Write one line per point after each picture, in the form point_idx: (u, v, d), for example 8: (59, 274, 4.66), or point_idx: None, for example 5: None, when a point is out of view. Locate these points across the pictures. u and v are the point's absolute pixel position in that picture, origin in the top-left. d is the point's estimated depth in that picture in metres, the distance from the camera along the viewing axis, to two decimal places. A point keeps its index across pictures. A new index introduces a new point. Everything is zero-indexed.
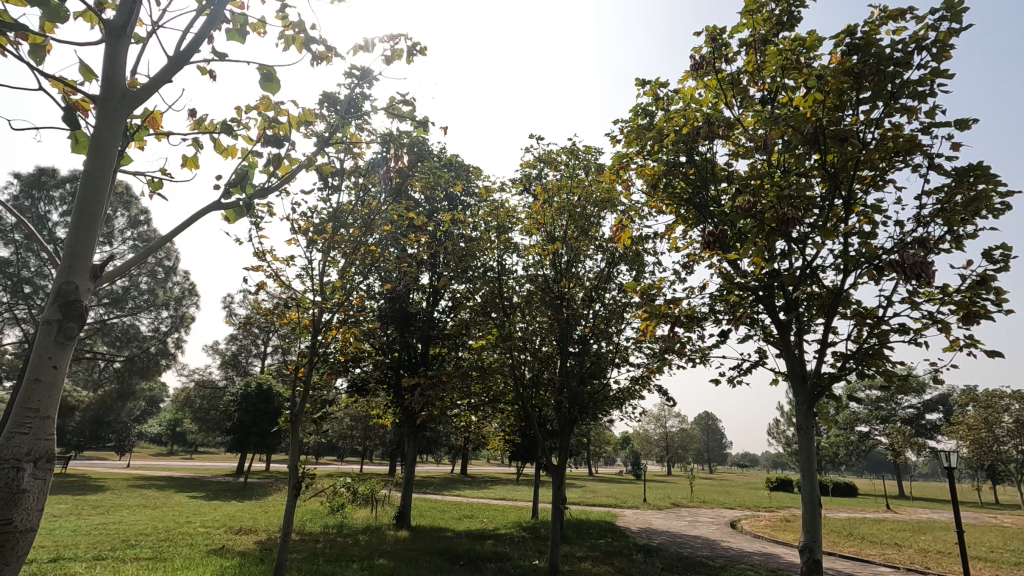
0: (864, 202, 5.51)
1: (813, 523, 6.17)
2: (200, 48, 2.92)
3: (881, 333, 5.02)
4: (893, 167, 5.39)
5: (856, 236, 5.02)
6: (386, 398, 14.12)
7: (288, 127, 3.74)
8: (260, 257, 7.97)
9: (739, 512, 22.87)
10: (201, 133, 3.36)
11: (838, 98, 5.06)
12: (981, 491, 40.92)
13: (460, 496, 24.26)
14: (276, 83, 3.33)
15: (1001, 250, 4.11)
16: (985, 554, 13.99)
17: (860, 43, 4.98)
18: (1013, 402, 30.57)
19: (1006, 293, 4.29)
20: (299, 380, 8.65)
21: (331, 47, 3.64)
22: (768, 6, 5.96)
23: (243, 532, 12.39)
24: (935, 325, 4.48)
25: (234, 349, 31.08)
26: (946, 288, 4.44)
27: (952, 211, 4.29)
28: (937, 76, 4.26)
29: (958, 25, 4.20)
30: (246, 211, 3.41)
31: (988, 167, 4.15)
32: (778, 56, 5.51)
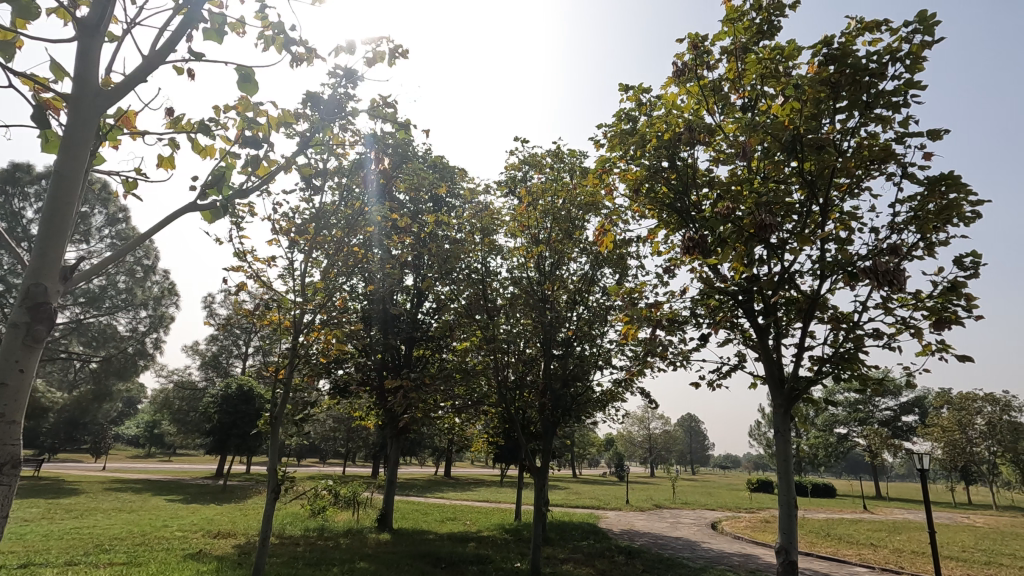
0: (841, 209, 5.63)
1: (789, 525, 6.26)
2: (176, 47, 2.89)
3: (856, 338, 5.12)
4: (869, 175, 5.51)
5: (832, 242, 5.13)
6: (369, 400, 14.04)
7: (268, 128, 3.70)
8: (241, 257, 7.88)
9: (719, 513, 23.11)
10: (177, 134, 3.31)
11: (815, 107, 5.17)
12: (954, 491, 41.92)
13: (443, 499, 24.16)
14: (253, 84, 3.25)
15: (971, 258, 4.21)
16: (957, 554, 14.34)
17: (837, 54, 5.08)
18: (986, 405, 31.33)
19: (976, 300, 4.39)
20: (280, 382, 8.55)
21: (311, 49, 3.57)
22: (748, 15, 6.06)
23: (221, 535, 12.22)
24: (908, 330, 4.59)
25: (215, 349, 30.65)
26: (919, 294, 4.54)
27: (925, 219, 4.40)
28: (911, 87, 4.37)
29: (931, 37, 4.32)
30: (224, 213, 3.37)
31: (959, 177, 4.25)
32: (757, 65, 5.62)
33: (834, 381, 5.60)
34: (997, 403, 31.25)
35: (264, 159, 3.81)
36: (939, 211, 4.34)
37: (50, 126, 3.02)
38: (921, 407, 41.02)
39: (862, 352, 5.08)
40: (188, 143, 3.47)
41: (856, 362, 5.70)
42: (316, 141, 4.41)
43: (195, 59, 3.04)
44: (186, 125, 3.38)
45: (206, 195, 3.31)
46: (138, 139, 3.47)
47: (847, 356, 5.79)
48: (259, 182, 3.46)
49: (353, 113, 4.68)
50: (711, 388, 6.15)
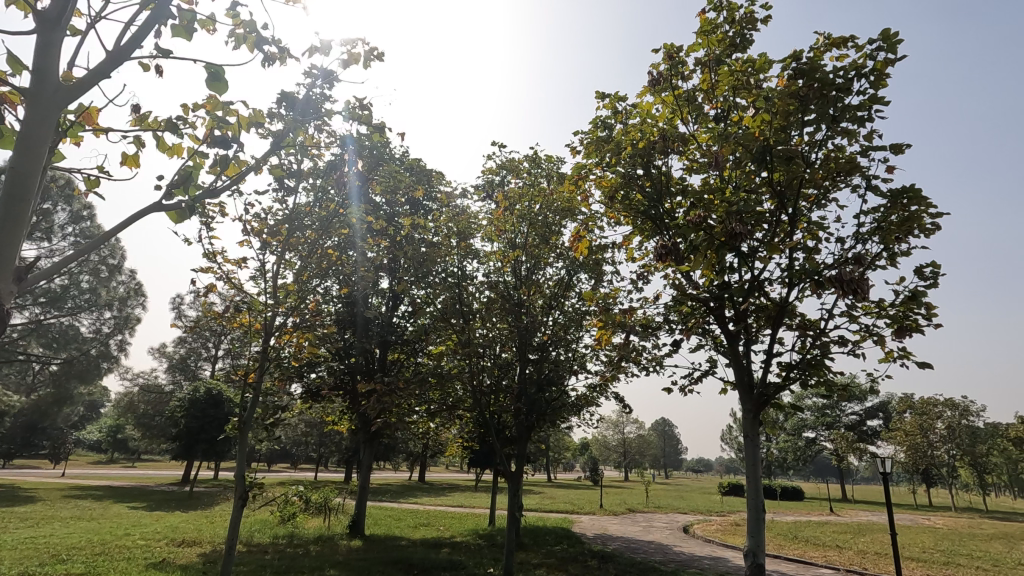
0: (809, 218, 5.78)
1: (757, 528, 6.36)
2: (142, 44, 2.80)
3: (824, 345, 5.24)
4: (835, 186, 5.67)
5: (800, 251, 5.26)
6: (342, 404, 13.83)
7: (238, 127, 3.63)
8: (210, 258, 7.71)
9: (691, 517, 23.40)
10: (142, 131, 3.21)
11: (785, 119, 5.31)
12: (916, 494, 43.20)
13: (417, 504, 23.92)
14: (223, 84, 3.17)
15: (932, 268, 4.35)
16: (918, 555, 14.76)
17: (805, 68, 5.23)
18: (945, 409, 32.40)
19: (936, 309, 4.54)
20: (249, 385, 8.35)
21: (284, 49, 3.50)
22: (722, 28, 6.19)
23: (186, 544, 11.88)
24: (871, 338, 4.72)
25: (183, 352, 29.90)
26: (883, 302, 4.68)
27: (888, 230, 4.54)
28: (875, 103, 4.52)
29: (894, 55, 4.47)
30: (191, 214, 3.28)
31: (920, 190, 4.41)
32: (729, 77, 5.76)
33: (802, 387, 5.73)
34: (956, 407, 32.33)
35: (233, 160, 3.73)
36: (901, 222, 4.49)
37: (4, 121, 2.90)
38: (886, 412, 42.17)
39: (828, 358, 5.21)
40: (153, 140, 3.37)
41: (822, 368, 5.84)
42: (289, 142, 4.35)
43: (163, 55, 2.96)
44: (152, 123, 3.29)
45: (171, 195, 3.23)
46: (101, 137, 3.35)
47: (814, 362, 5.94)
48: (228, 182, 3.38)
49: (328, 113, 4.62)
50: (683, 393, 6.23)
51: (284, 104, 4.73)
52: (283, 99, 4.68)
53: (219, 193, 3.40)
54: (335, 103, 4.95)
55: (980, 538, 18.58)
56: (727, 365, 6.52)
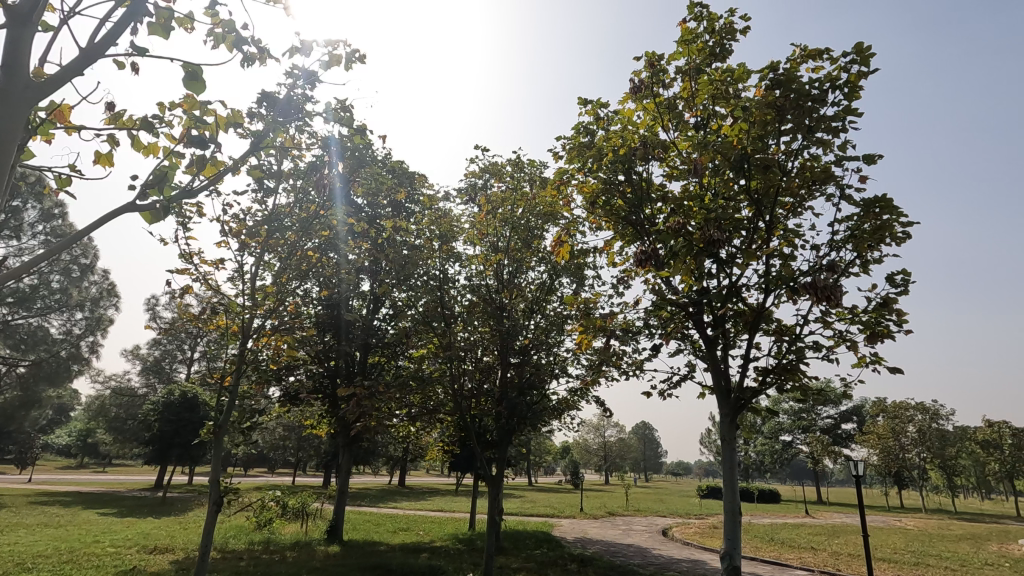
0: (785, 226, 5.91)
1: (734, 531, 6.44)
2: (117, 41, 2.76)
3: (799, 350, 5.36)
4: (811, 195, 5.81)
5: (777, 258, 5.37)
6: (321, 407, 13.67)
7: (216, 127, 3.59)
8: (187, 259, 7.58)
9: (670, 520, 23.62)
10: (116, 130, 3.16)
11: (762, 128, 5.44)
12: (888, 496, 44.16)
13: (396, 509, 23.72)
14: (202, 83, 3.12)
15: (903, 275, 4.47)
16: (889, 555, 15.11)
17: (782, 79, 5.35)
18: (916, 413, 33.20)
19: (907, 316, 4.67)
20: (226, 389, 8.22)
21: (264, 49, 3.47)
22: (702, 37, 6.30)
23: (158, 551, 11.62)
24: (845, 344, 4.83)
25: (157, 354, 29.28)
26: (855, 309, 4.79)
27: (861, 238, 4.66)
28: (849, 114, 4.65)
29: (866, 68, 4.61)
30: (166, 215, 3.23)
31: (891, 200, 4.54)
32: (709, 86, 5.87)
33: (778, 391, 5.84)
34: (927, 411, 33.21)
35: (210, 160, 3.69)
36: (873, 230, 4.61)
37: None
38: (859, 415, 43.08)
39: (803, 363, 5.32)
40: (127, 139, 3.32)
41: (797, 372, 5.97)
42: (269, 142, 4.31)
43: (138, 53, 2.92)
44: (127, 121, 3.24)
45: (146, 195, 3.19)
46: (73, 135, 3.28)
47: (789, 367, 6.06)
48: (206, 183, 3.34)
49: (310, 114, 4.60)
50: (663, 397, 6.30)
51: (265, 104, 4.68)
52: (263, 99, 4.63)
53: (196, 193, 3.36)
54: (316, 104, 4.92)
55: (948, 539, 19.08)
56: (705, 369, 6.62)
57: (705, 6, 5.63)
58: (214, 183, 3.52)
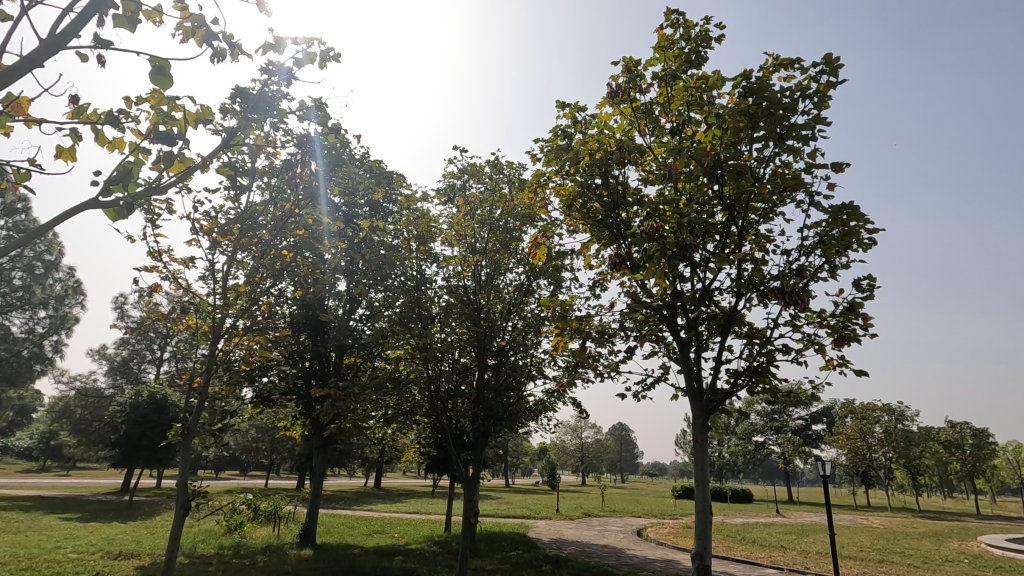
0: (757, 231, 6.03)
1: (705, 532, 6.52)
2: (79, 33, 2.69)
3: (769, 353, 5.48)
4: (782, 201, 5.93)
5: (747, 262, 5.48)
6: (295, 409, 13.45)
7: (185, 124, 3.53)
8: (155, 256, 7.40)
9: (644, 520, 23.90)
10: (79, 123, 3.06)
11: (734, 135, 5.54)
12: (856, 495, 45.29)
13: (371, 511, 23.50)
14: (169, 78, 3.04)
15: (868, 281, 4.61)
16: (856, 553, 15.49)
17: (755, 87, 5.47)
18: (883, 414, 34.12)
19: (872, 320, 4.81)
20: (195, 390, 8.02)
21: (235, 45, 3.40)
22: (678, 44, 6.40)
23: (123, 556, 11.31)
24: (813, 347, 4.96)
25: (125, 354, 28.53)
26: (824, 312, 4.91)
27: (829, 244, 4.79)
28: (818, 123, 4.77)
29: (835, 78, 4.74)
30: (129, 212, 3.15)
31: (858, 207, 4.67)
32: (684, 92, 5.97)
33: (749, 393, 5.96)
34: (892, 412, 34.15)
35: (179, 157, 3.61)
36: (842, 236, 4.73)
37: None
38: (829, 416, 44.14)
39: (773, 365, 5.43)
40: (91, 133, 3.22)
41: (767, 374, 6.09)
42: (240, 140, 4.24)
43: (101, 46, 2.83)
44: (91, 115, 3.15)
45: (108, 191, 3.13)
46: (32, 127, 3.16)
47: (760, 368, 6.18)
48: (173, 180, 3.27)
49: (284, 113, 4.54)
50: (636, 399, 6.38)
51: (238, 99, 4.60)
52: (236, 94, 4.55)
53: (163, 190, 3.30)
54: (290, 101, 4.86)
55: (911, 536, 19.66)
56: (679, 371, 6.71)
57: (681, 13, 5.71)
58: (183, 180, 3.45)
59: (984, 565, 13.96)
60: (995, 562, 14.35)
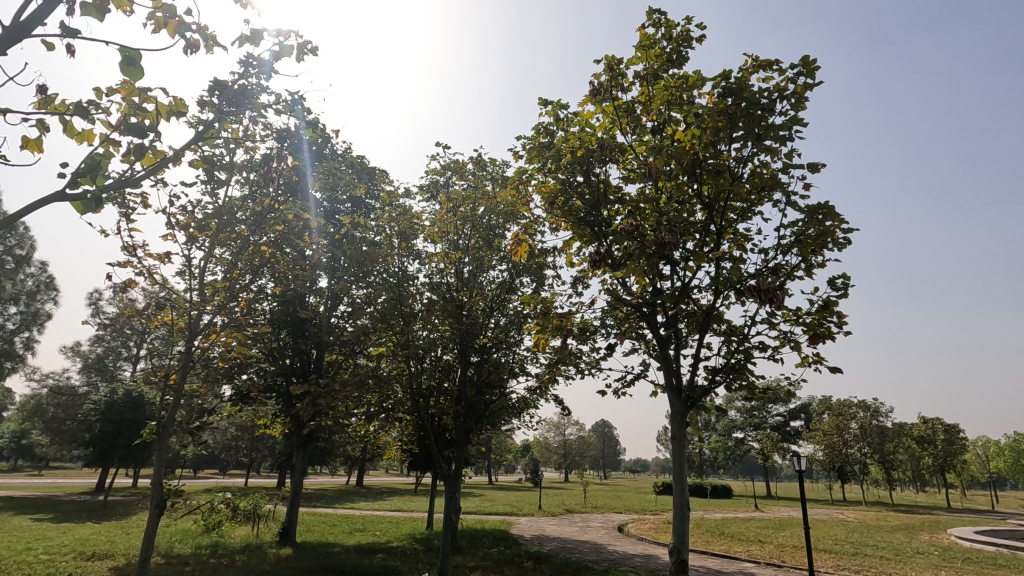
0: (735, 230, 6.11)
1: (682, 527, 6.60)
2: (43, 22, 2.63)
3: (746, 350, 5.57)
4: (760, 201, 6.03)
5: (726, 260, 5.56)
6: (275, 406, 13.31)
7: (157, 116, 3.47)
8: (129, 252, 7.23)
9: (625, 516, 24.13)
10: (46, 113, 2.98)
11: (713, 135, 5.62)
12: (832, 488, 46.22)
13: (353, 509, 23.37)
14: (139, 69, 2.97)
15: (843, 279, 4.70)
16: (831, 546, 15.82)
17: (734, 87, 5.54)
18: (859, 410, 34.88)
19: (846, 318, 4.92)
20: (170, 387, 7.85)
21: (210, 37, 3.34)
22: (660, 43, 6.45)
23: (97, 557, 11.11)
24: (789, 344, 5.05)
25: (100, 351, 27.94)
26: (799, 310, 5.01)
27: (805, 243, 4.87)
28: (795, 124, 4.85)
29: (812, 80, 4.82)
30: (94, 206, 3.10)
31: (833, 207, 4.76)
32: (664, 92, 6.02)
33: (726, 390, 6.05)
34: (868, 409, 34.97)
35: (150, 150, 3.55)
36: (817, 236, 4.81)
37: None
38: (807, 413, 44.94)
39: (750, 362, 5.51)
40: (59, 124, 3.14)
41: (745, 371, 6.20)
42: (215, 132, 4.17)
43: (69, 35, 2.77)
44: (59, 105, 3.08)
45: (76, 184, 3.07)
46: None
47: (737, 366, 6.28)
48: (143, 173, 3.20)
49: (262, 106, 4.47)
50: (617, 395, 6.44)
51: (216, 91, 4.51)
52: (214, 86, 4.46)
53: (134, 185, 3.24)
54: (270, 93, 4.78)
55: (884, 529, 20.15)
56: (658, 368, 6.78)
57: (662, 13, 5.77)
58: (154, 174, 3.38)
59: (954, 557, 14.30)
60: (963, 554, 14.75)
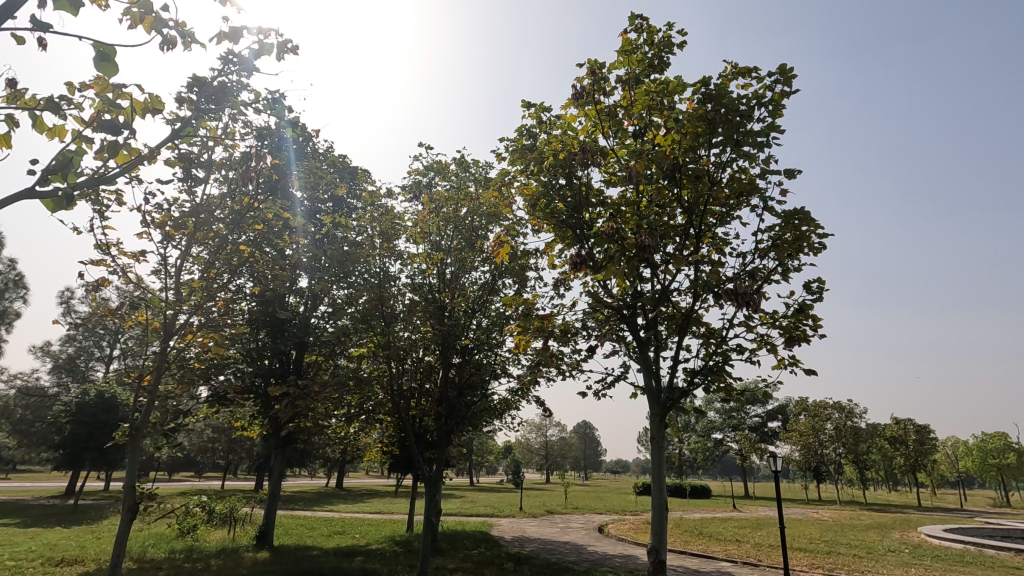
0: (713, 234, 6.22)
1: (660, 527, 6.68)
2: (13, 15, 2.59)
3: (724, 352, 5.68)
4: (738, 206, 6.15)
5: (704, 264, 5.66)
6: (253, 408, 13.13)
7: (132, 113, 3.43)
8: (103, 250, 7.09)
9: (606, 517, 24.25)
10: (16, 108, 2.94)
11: (693, 140, 5.72)
12: (808, 488, 47.05)
13: (332, 512, 23.11)
14: (114, 65, 2.94)
15: (818, 284, 4.83)
16: (807, 545, 16.10)
17: (714, 93, 5.63)
18: (834, 411, 35.56)
19: (820, 321, 5.05)
20: (144, 389, 7.69)
21: (187, 34, 3.31)
22: (642, 49, 6.54)
23: (67, 563, 10.85)
24: (766, 347, 5.16)
25: (71, 351, 27.26)
26: (776, 313, 5.12)
27: (782, 247, 4.99)
28: (773, 131, 4.95)
29: (789, 88, 4.94)
30: (65, 203, 3.05)
31: (809, 213, 4.89)
32: (646, 96, 6.10)
33: (704, 391, 6.16)
34: (843, 409, 35.63)
35: (124, 147, 3.50)
36: (793, 240, 4.93)
37: None
38: (784, 414, 45.70)
39: (727, 364, 5.61)
40: (29, 120, 3.09)
41: (722, 373, 6.31)
42: (192, 130, 4.13)
43: (40, 29, 2.73)
44: (29, 101, 3.03)
45: (46, 181, 3.02)
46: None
47: (715, 368, 6.39)
48: (116, 171, 3.16)
49: (241, 105, 4.44)
50: (597, 397, 6.50)
51: (195, 88, 4.46)
52: (193, 83, 4.42)
53: (107, 182, 3.20)
54: (249, 91, 4.75)
55: (857, 528, 20.59)
56: (638, 370, 6.85)
57: (644, 19, 5.86)
58: (129, 171, 3.34)
59: (923, 555, 14.70)
60: (933, 552, 15.15)
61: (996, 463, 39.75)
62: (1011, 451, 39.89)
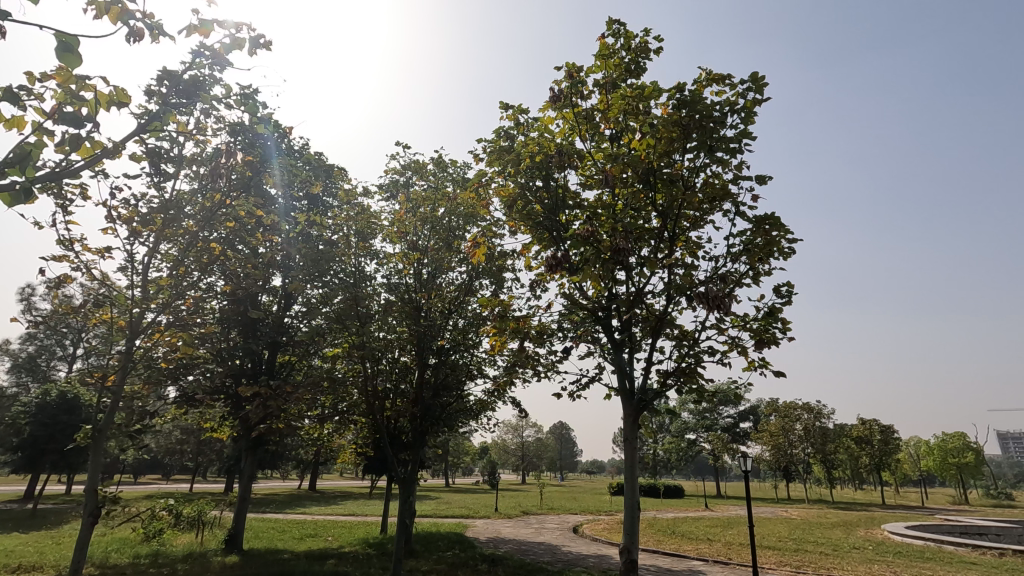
0: (686, 238, 6.32)
1: (633, 527, 6.76)
2: None
3: (696, 354, 5.78)
4: (711, 210, 6.24)
5: (677, 267, 5.74)
6: (222, 409, 12.85)
7: (95, 105, 3.34)
8: (65, 246, 6.88)
9: (581, 517, 24.36)
10: None
11: (668, 144, 5.80)
12: (778, 487, 48.06)
13: (304, 515, 22.73)
14: (76, 56, 2.86)
15: (787, 288, 4.94)
16: (775, 543, 16.45)
17: (689, 99, 5.71)
18: (803, 412, 36.40)
19: (789, 323, 5.19)
20: (107, 389, 7.48)
21: (155, 26, 3.25)
22: (619, 53, 6.62)
23: (24, 569, 10.48)
24: (737, 348, 5.28)
25: (31, 350, 26.26)
26: (746, 316, 5.24)
27: (753, 252, 5.09)
28: (745, 137, 5.06)
29: (760, 96, 5.05)
30: (23, 197, 2.95)
31: (778, 218, 5.01)
32: (622, 100, 6.16)
33: (676, 392, 6.25)
34: (812, 410, 36.43)
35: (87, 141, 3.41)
36: (764, 245, 5.04)
37: None
38: (755, 415, 46.67)
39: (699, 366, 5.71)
40: None
41: (695, 375, 6.40)
42: (159, 124, 4.04)
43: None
44: None
45: (3, 175, 2.93)
46: None
47: (688, 369, 6.48)
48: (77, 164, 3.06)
49: (210, 98, 4.36)
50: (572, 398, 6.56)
51: (167, 81, 4.36)
52: (165, 75, 4.31)
53: (68, 176, 3.10)
54: (220, 85, 4.65)
55: (823, 526, 21.16)
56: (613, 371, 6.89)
57: (621, 24, 5.93)
58: (93, 165, 3.25)
59: (886, 551, 15.15)
60: (894, 548, 15.63)
61: (956, 462, 41.25)
62: (969, 450, 41.46)
